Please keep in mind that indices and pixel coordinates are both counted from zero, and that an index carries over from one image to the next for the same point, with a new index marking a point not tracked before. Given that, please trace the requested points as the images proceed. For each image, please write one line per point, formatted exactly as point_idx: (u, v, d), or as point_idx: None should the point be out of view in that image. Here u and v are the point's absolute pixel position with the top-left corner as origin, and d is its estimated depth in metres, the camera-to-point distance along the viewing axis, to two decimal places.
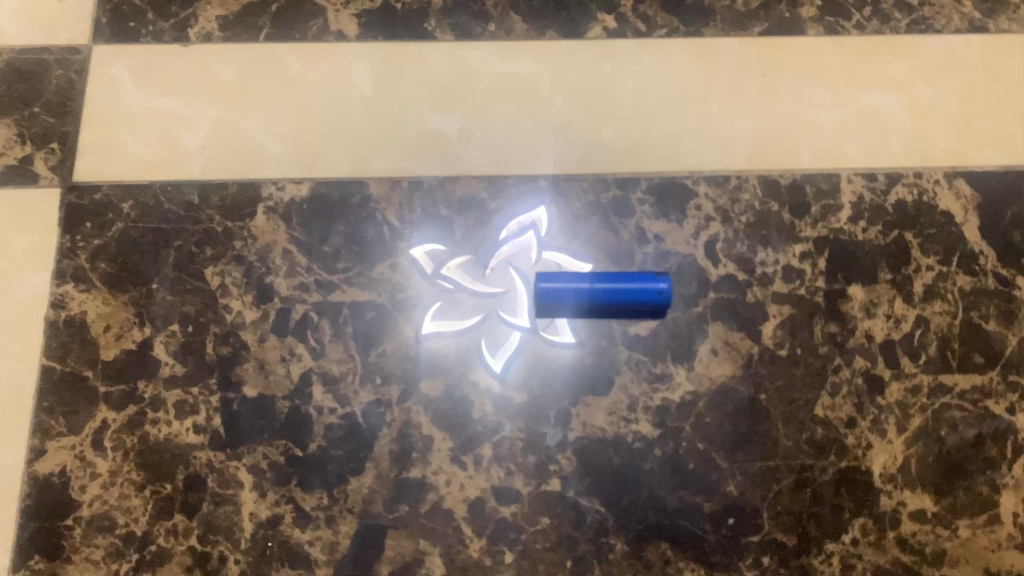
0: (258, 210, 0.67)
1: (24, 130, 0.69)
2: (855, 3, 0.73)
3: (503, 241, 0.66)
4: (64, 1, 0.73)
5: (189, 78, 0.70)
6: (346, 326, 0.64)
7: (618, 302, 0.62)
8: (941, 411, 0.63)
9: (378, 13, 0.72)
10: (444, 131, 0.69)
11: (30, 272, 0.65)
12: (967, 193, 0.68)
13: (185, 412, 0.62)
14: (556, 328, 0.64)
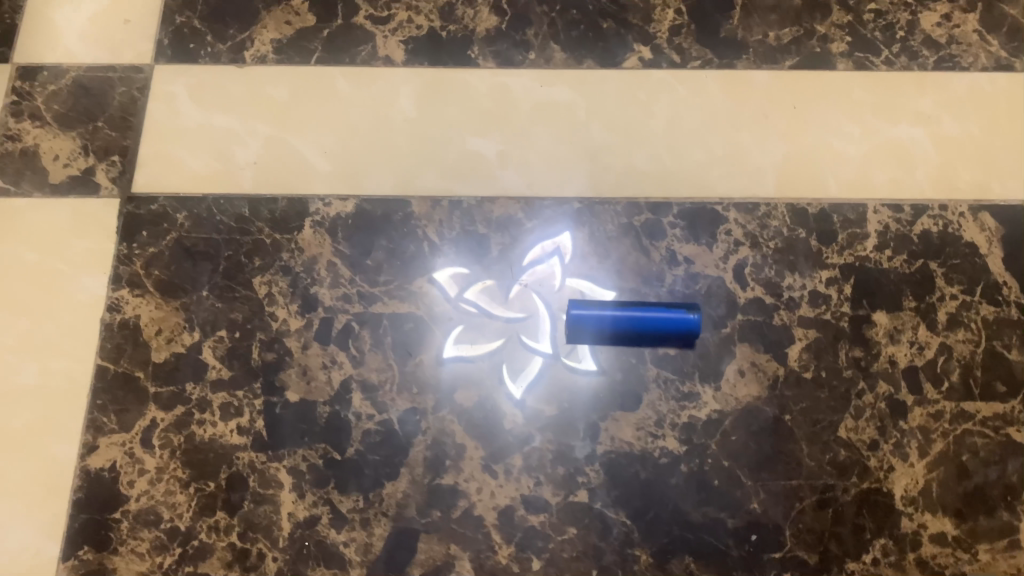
0: (306, 223, 0.70)
1: (87, 142, 0.73)
2: (883, 40, 0.75)
3: (537, 257, 0.69)
4: (130, 23, 0.77)
5: (244, 97, 0.74)
6: (386, 336, 0.67)
7: (651, 329, 0.63)
8: (963, 437, 0.64)
9: (424, 40, 0.76)
10: (483, 153, 0.72)
11: (88, 277, 0.69)
12: (992, 226, 0.69)
13: (230, 414, 0.65)
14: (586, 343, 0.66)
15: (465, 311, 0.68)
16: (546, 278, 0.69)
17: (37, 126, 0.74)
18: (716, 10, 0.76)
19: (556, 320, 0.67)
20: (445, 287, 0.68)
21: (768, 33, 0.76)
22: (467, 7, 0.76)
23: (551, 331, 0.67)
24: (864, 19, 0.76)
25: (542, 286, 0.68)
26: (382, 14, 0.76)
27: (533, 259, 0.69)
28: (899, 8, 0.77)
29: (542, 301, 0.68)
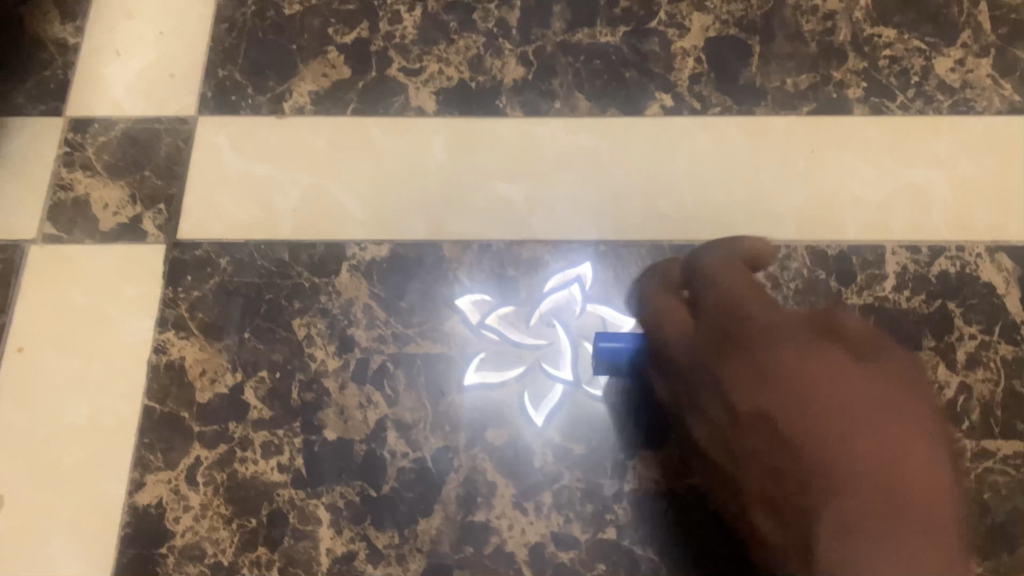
0: (342, 267, 0.73)
1: (136, 191, 0.77)
2: (898, 85, 0.78)
3: (558, 293, 0.72)
4: (175, 77, 0.81)
5: (283, 147, 0.78)
6: (419, 376, 0.70)
7: None
8: (984, 475, 0.66)
9: (455, 90, 0.79)
10: (512, 198, 0.75)
11: (136, 320, 0.72)
12: (1008, 266, 0.71)
13: (271, 452, 0.68)
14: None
15: (487, 336, 0.71)
16: (566, 307, 0.72)
17: (88, 176, 0.78)
18: (736, 59, 0.79)
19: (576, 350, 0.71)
20: (467, 313, 0.72)
21: (786, 80, 0.78)
22: (495, 58, 0.80)
23: (572, 357, 0.70)
24: (879, 65, 0.79)
25: (562, 314, 0.72)
26: (414, 65, 0.80)
27: (553, 288, 0.72)
28: (913, 54, 0.79)
29: (561, 330, 0.71)
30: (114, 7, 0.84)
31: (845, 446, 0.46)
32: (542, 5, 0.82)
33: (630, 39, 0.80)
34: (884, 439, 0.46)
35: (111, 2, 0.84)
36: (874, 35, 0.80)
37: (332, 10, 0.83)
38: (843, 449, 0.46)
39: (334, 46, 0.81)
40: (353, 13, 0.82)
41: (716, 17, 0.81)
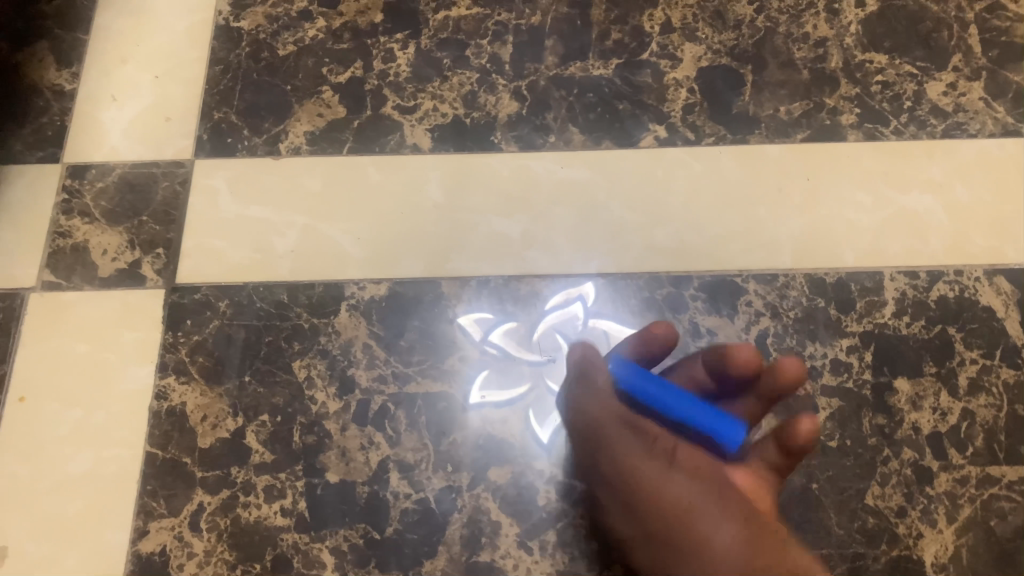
0: (341, 307, 0.74)
1: (134, 237, 0.77)
2: (891, 110, 0.78)
3: (559, 322, 0.72)
4: (171, 121, 0.82)
5: (280, 188, 0.78)
6: (420, 415, 0.70)
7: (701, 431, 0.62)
8: (990, 502, 0.66)
9: (449, 127, 0.79)
10: (508, 234, 0.76)
11: (137, 366, 0.73)
12: (1007, 289, 0.71)
13: (273, 497, 0.68)
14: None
15: (490, 354, 0.72)
16: (569, 336, 0.72)
17: (86, 223, 0.78)
18: (728, 88, 0.80)
19: None
20: (470, 330, 0.72)
21: (779, 108, 0.79)
22: (489, 94, 0.80)
23: None
24: (872, 91, 0.79)
25: (565, 342, 0.72)
26: (409, 103, 0.80)
27: (557, 310, 0.73)
28: (905, 79, 0.79)
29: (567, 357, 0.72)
30: (110, 53, 0.85)
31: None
32: (534, 40, 0.82)
33: (622, 71, 0.81)
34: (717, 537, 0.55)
35: (107, 48, 0.85)
36: (865, 60, 0.80)
37: (326, 50, 0.83)
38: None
39: (328, 85, 0.82)
40: (347, 52, 0.83)
41: (707, 47, 0.81)
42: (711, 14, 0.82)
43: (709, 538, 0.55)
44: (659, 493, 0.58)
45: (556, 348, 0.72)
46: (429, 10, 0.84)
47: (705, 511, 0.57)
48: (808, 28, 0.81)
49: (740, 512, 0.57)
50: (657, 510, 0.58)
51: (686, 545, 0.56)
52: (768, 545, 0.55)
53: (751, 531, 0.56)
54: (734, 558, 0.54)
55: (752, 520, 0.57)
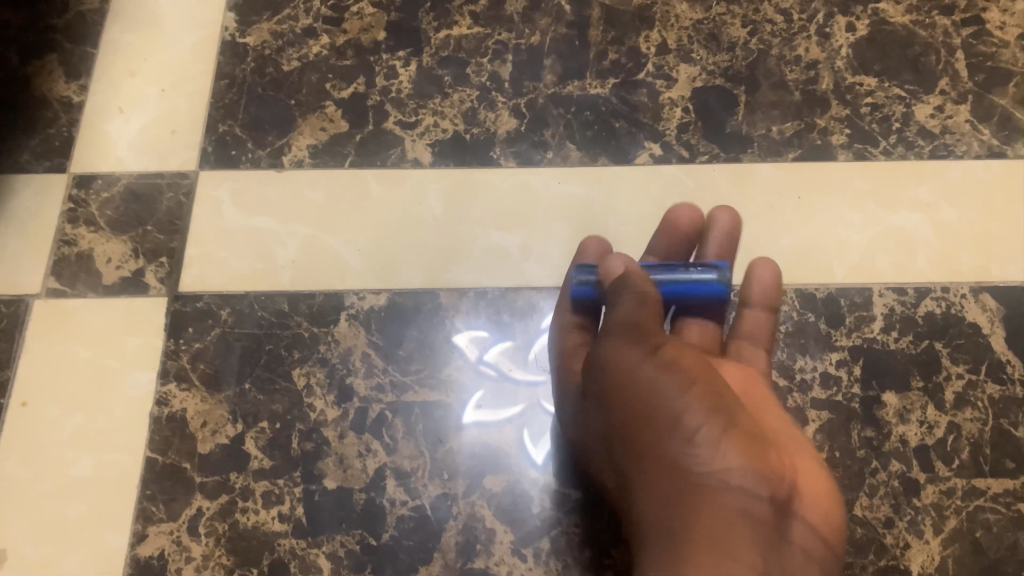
0: (341, 317, 0.75)
1: (138, 245, 0.78)
2: (880, 131, 0.80)
3: None
4: (177, 133, 0.83)
5: (283, 199, 0.80)
6: (417, 424, 0.71)
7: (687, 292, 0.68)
8: (975, 513, 0.67)
9: (449, 142, 0.81)
10: (506, 246, 0.77)
11: (138, 372, 0.74)
12: (993, 306, 0.73)
13: (272, 502, 0.69)
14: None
15: (486, 372, 0.73)
16: None
17: (91, 231, 0.79)
18: (721, 108, 0.82)
19: None
20: (467, 348, 0.74)
21: (771, 128, 0.81)
22: (488, 111, 0.82)
23: None
24: (861, 112, 0.81)
25: None
26: (410, 118, 0.82)
27: None
28: (894, 101, 0.81)
29: None
30: (118, 66, 0.87)
31: (657, 503, 0.53)
32: (533, 59, 0.84)
33: (619, 90, 0.83)
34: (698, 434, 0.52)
35: (115, 61, 0.87)
36: (855, 83, 0.82)
37: (330, 66, 0.85)
38: (675, 514, 0.52)
39: (331, 101, 0.84)
40: (350, 68, 0.85)
41: (702, 68, 0.83)
42: (706, 36, 0.85)
43: (683, 429, 0.52)
44: (640, 386, 0.55)
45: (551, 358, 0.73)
46: (431, 29, 0.86)
47: (680, 402, 0.53)
48: (801, 50, 0.84)
49: (719, 401, 0.54)
50: (638, 401, 0.55)
51: (662, 438, 0.53)
52: (742, 435, 0.53)
53: (726, 421, 0.53)
54: (709, 449, 0.51)
55: (729, 409, 0.54)
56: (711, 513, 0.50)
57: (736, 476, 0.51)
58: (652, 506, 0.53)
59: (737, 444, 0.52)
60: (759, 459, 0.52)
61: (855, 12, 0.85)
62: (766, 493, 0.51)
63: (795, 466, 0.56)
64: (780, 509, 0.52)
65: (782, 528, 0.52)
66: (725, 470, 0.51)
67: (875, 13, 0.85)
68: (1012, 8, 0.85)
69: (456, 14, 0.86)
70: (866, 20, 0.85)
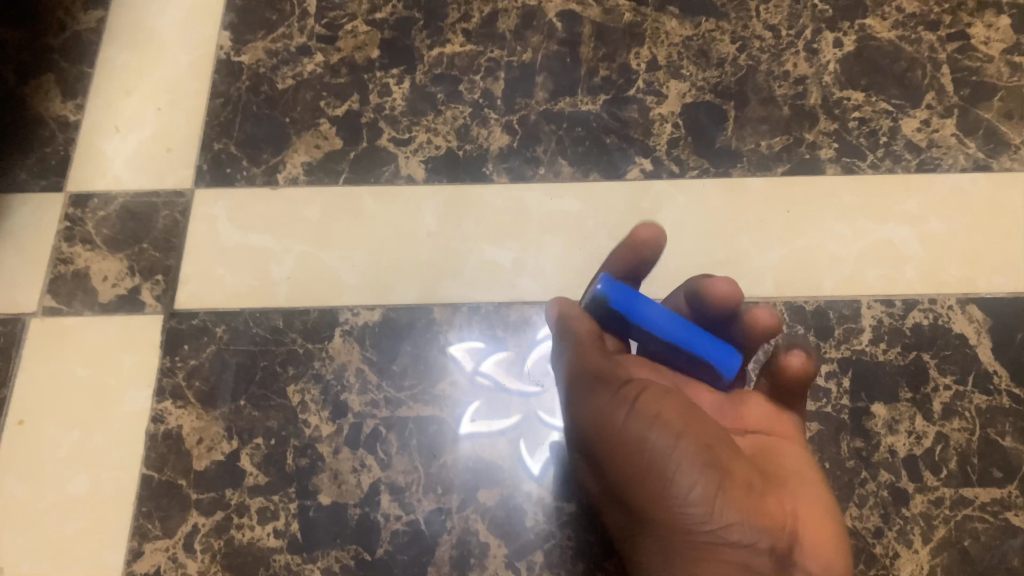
0: (335, 333, 0.76)
1: (134, 263, 0.79)
2: (868, 145, 0.81)
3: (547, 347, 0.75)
4: (173, 152, 0.84)
5: (278, 216, 0.80)
6: (411, 439, 0.72)
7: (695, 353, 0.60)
8: (963, 523, 0.68)
9: (442, 158, 0.82)
10: (498, 262, 0.78)
11: (134, 390, 0.74)
12: (979, 317, 0.74)
13: (267, 518, 0.69)
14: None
15: (481, 383, 0.74)
16: None
17: (88, 250, 0.80)
18: (711, 123, 0.83)
19: None
20: (460, 363, 0.74)
21: (760, 143, 0.82)
22: (481, 127, 0.83)
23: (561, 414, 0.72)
24: (849, 127, 0.82)
25: None
26: (403, 135, 0.83)
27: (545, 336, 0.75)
28: (881, 115, 0.83)
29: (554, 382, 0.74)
30: (114, 85, 0.88)
31: (658, 557, 0.55)
32: (525, 76, 0.85)
33: (609, 106, 0.84)
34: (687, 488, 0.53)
35: (111, 80, 0.88)
36: (843, 97, 0.83)
37: (324, 84, 0.86)
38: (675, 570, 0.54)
39: (326, 118, 0.84)
40: (344, 86, 0.86)
41: (692, 84, 0.84)
42: (695, 52, 0.86)
43: (677, 489, 0.53)
44: (625, 446, 0.55)
45: (544, 371, 0.74)
46: (424, 47, 0.87)
47: (670, 458, 0.53)
48: (789, 66, 0.85)
49: (710, 452, 0.54)
50: (625, 460, 0.55)
51: (653, 498, 0.54)
52: (735, 490, 0.53)
53: (717, 476, 0.53)
54: (702, 509, 0.52)
55: (721, 461, 0.54)
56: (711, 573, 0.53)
57: (731, 535, 0.52)
58: (656, 560, 0.55)
59: (730, 501, 0.53)
60: (755, 510, 0.53)
61: (842, 28, 0.87)
62: (766, 548, 0.53)
63: (804, 510, 0.56)
64: (783, 561, 0.53)
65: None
66: (720, 530, 0.52)
67: (862, 28, 0.87)
68: (996, 24, 0.86)
69: (449, 32, 0.87)
70: (853, 36, 0.86)
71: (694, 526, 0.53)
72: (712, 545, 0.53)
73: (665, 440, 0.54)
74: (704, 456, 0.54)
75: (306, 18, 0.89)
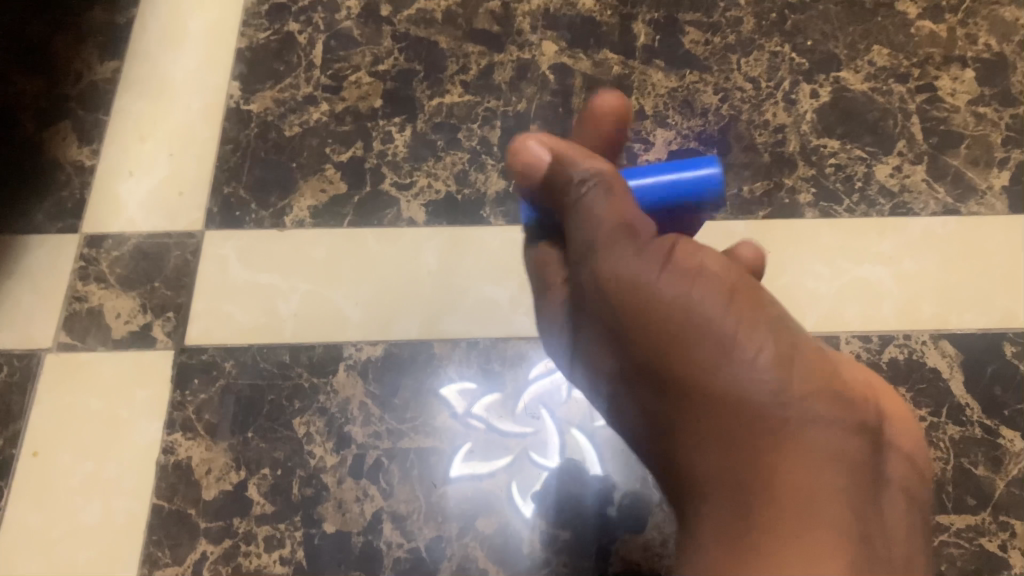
0: (340, 367, 0.79)
1: (145, 301, 0.83)
2: (844, 190, 0.86)
3: (541, 381, 0.78)
4: (184, 195, 0.88)
5: (286, 257, 0.84)
6: (413, 469, 0.75)
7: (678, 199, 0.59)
8: (940, 548, 0.72)
9: (442, 202, 0.87)
10: (496, 299, 0.82)
11: (146, 422, 0.77)
12: (951, 352, 0.78)
13: (273, 546, 0.73)
14: (594, 457, 0.75)
15: (478, 417, 0.77)
16: (550, 393, 0.78)
17: (102, 288, 0.83)
18: None
19: (561, 432, 0.76)
20: (457, 396, 0.78)
21: (742, 187, 0.86)
22: (479, 173, 0.88)
23: (556, 444, 0.76)
24: (826, 172, 0.87)
25: (547, 399, 0.78)
26: (405, 180, 0.88)
27: (541, 370, 0.79)
28: (856, 162, 0.88)
29: (548, 413, 0.77)
30: (128, 132, 0.92)
31: (718, 451, 0.51)
32: (520, 125, 0.90)
33: None
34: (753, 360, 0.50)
35: (126, 127, 0.92)
36: (820, 145, 0.89)
37: (329, 132, 0.91)
38: (741, 467, 0.50)
39: (331, 164, 0.89)
40: (348, 133, 0.90)
41: (677, 132, 0.90)
42: (680, 102, 0.91)
43: (744, 358, 0.50)
44: (664, 312, 0.52)
45: (538, 404, 0.78)
46: (425, 97, 0.92)
47: (729, 327, 0.51)
48: (769, 116, 0.90)
49: (771, 314, 0.53)
50: (679, 326, 0.51)
51: (710, 370, 0.51)
52: (805, 359, 0.52)
53: (784, 344, 0.51)
54: (776, 379, 0.50)
55: (784, 324, 0.52)
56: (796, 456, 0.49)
57: (816, 410, 0.50)
58: (715, 456, 0.51)
59: (804, 374, 0.51)
60: (826, 382, 0.51)
61: (818, 80, 0.92)
62: (852, 425, 0.51)
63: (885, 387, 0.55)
64: (871, 439, 0.52)
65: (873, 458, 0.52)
66: (803, 403, 0.50)
67: (837, 80, 0.92)
68: (962, 76, 0.92)
69: (448, 84, 0.92)
70: (828, 88, 0.92)
71: (770, 402, 0.50)
72: (797, 426, 0.50)
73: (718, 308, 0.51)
74: (766, 324, 0.52)
75: (312, 69, 0.94)
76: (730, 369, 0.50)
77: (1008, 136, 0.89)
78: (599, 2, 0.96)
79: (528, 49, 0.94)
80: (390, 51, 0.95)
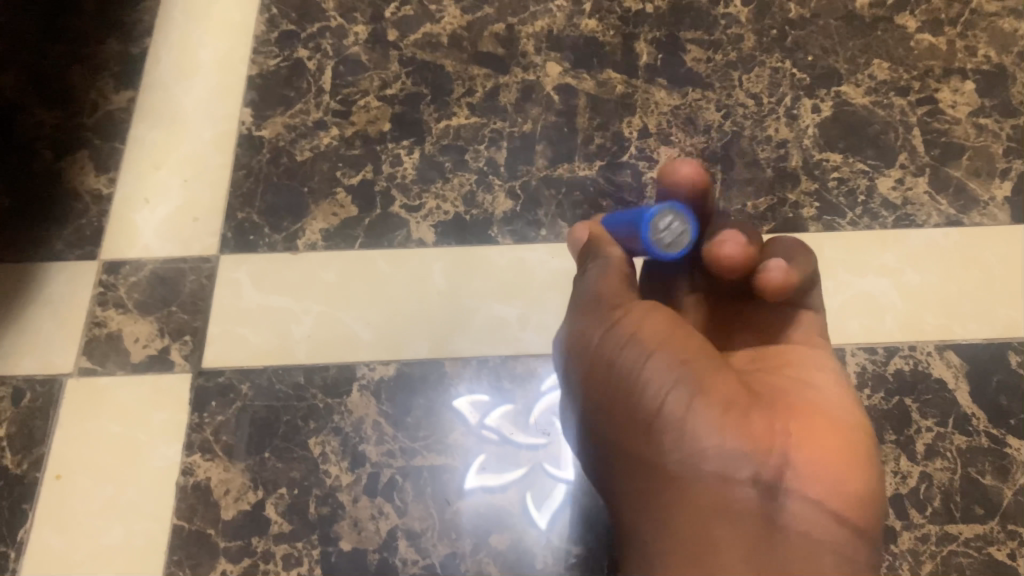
0: (354, 387, 0.81)
1: (163, 325, 0.84)
2: (847, 204, 0.87)
3: (551, 398, 0.80)
4: (198, 221, 0.90)
5: (299, 280, 0.86)
6: (426, 487, 0.76)
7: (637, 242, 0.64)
8: (949, 557, 0.73)
9: (450, 223, 0.88)
10: (505, 317, 0.83)
11: (165, 445, 0.79)
12: (956, 363, 0.79)
13: (292, 564, 0.74)
14: None
15: (489, 435, 0.78)
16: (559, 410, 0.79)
17: (121, 313, 0.85)
18: None
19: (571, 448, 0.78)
20: (468, 414, 0.79)
21: (746, 203, 0.88)
22: (486, 193, 0.89)
23: (567, 460, 0.77)
24: (829, 187, 0.88)
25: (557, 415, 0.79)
26: (414, 202, 0.89)
27: (551, 387, 0.80)
28: (859, 175, 0.89)
29: (558, 429, 0.79)
30: (144, 160, 0.94)
31: (635, 505, 0.60)
32: (526, 145, 0.92)
33: (605, 172, 0.90)
34: (659, 417, 0.59)
35: (141, 156, 0.94)
36: (822, 159, 0.90)
37: (340, 156, 0.92)
38: (652, 520, 0.59)
39: (342, 187, 0.91)
40: (358, 157, 0.92)
41: (681, 149, 0.91)
42: (683, 120, 0.92)
43: (650, 418, 0.59)
44: (600, 377, 0.62)
45: (549, 419, 0.79)
46: (432, 120, 0.94)
47: (641, 387, 0.60)
48: (771, 131, 0.91)
49: (683, 371, 0.60)
50: (600, 389, 0.62)
51: (628, 429, 0.60)
52: (713, 411, 0.58)
53: (693, 399, 0.58)
54: (675, 437, 0.58)
55: (696, 379, 0.59)
56: (689, 507, 0.57)
57: (708, 462, 0.57)
58: (635, 509, 0.61)
59: (703, 426, 0.57)
60: (732, 430, 0.57)
61: (819, 95, 0.93)
62: (746, 476, 0.56)
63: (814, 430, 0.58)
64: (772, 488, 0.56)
65: (771, 507, 0.56)
66: (696, 456, 0.57)
67: (838, 95, 0.93)
68: (962, 88, 0.93)
69: (455, 106, 0.94)
70: (830, 102, 0.93)
71: (666, 460, 0.58)
72: (689, 478, 0.57)
73: (636, 371, 0.60)
74: (679, 382, 0.59)
75: (322, 94, 0.96)
76: (640, 428, 0.59)
77: (1009, 146, 0.90)
78: (601, 22, 0.98)
79: (532, 71, 0.96)
80: (398, 75, 0.97)
